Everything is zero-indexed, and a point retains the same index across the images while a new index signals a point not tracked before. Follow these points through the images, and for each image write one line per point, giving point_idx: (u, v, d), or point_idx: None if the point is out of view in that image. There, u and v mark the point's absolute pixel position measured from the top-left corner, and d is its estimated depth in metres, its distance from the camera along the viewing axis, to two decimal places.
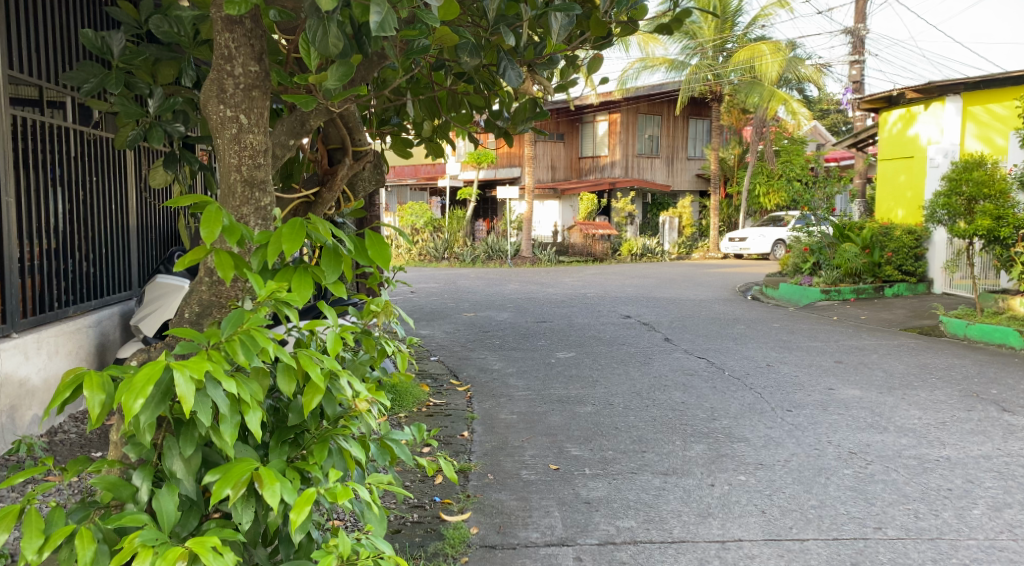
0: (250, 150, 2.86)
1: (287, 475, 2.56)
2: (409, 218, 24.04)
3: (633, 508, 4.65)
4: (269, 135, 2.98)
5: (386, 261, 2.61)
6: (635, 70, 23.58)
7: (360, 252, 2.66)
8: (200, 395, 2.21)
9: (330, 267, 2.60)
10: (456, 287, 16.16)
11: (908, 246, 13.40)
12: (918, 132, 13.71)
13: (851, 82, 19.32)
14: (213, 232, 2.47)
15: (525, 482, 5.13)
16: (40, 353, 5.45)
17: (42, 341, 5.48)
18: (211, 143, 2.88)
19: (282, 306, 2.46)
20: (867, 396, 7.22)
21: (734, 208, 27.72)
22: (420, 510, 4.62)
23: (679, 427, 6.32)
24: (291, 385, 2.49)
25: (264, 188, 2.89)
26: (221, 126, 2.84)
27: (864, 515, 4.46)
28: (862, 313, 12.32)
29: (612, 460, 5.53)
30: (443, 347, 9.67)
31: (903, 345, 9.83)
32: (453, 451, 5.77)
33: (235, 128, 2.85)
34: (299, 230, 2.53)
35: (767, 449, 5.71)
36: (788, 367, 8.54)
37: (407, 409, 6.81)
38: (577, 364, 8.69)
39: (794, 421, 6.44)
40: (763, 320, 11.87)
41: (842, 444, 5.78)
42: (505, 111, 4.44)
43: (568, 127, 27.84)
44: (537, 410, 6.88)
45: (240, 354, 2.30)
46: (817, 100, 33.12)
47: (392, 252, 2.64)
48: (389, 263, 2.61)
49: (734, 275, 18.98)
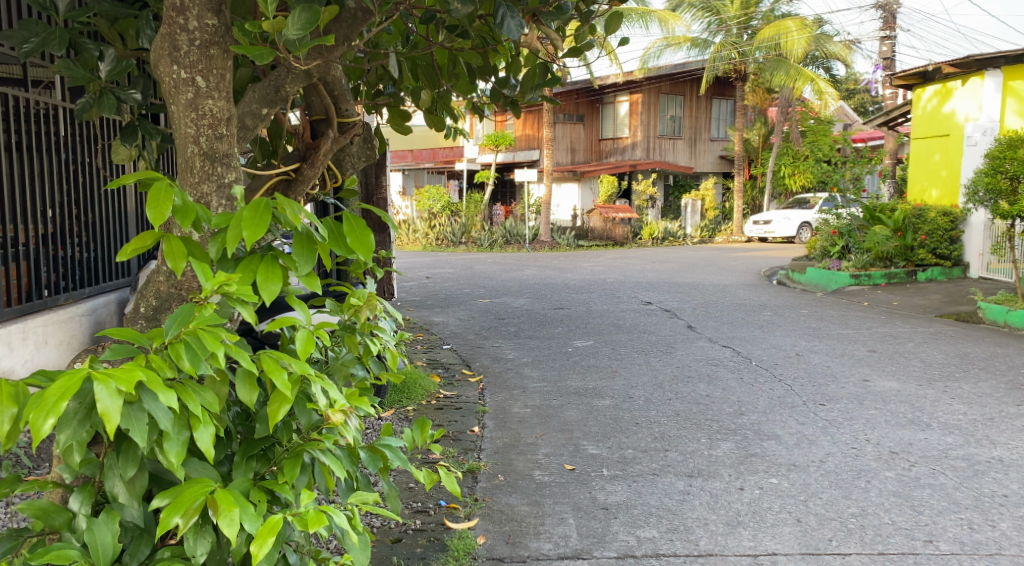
0: (210, 119, 2.53)
1: (252, 497, 2.18)
2: (427, 202, 23.76)
3: (655, 515, 4.26)
4: (234, 101, 2.64)
5: (367, 249, 2.20)
6: (658, 49, 22.97)
7: (336, 237, 2.25)
8: (134, 409, 1.81)
9: (300, 257, 2.19)
10: (473, 272, 15.80)
11: (943, 228, 12.79)
12: (954, 108, 13.20)
13: (881, 58, 18.70)
14: (159, 215, 2.05)
15: (538, 484, 4.75)
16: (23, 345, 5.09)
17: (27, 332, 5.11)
18: (165, 110, 2.55)
19: (237, 304, 2.05)
20: (906, 389, 6.77)
21: (758, 190, 27.11)
22: (423, 516, 4.26)
23: (704, 422, 5.91)
24: (252, 395, 2.10)
25: (229, 161, 2.57)
26: (175, 89, 2.51)
27: (912, 526, 4.05)
28: (894, 298, 11.82)
29: (633, 459, 5.14)
30: (456, 335, 9.31)
31: (940, 333, 9.34)
32: (462, 448, 5.39)
33: (192, 92, 2.51)
34: (264, 212, 2.11)
35: (800, 448, 5.30)
36: (818, 357, 8.10)
37: (416, 402, 6.45)
38: (596, 354, 8.30)
39: (828, 417, 6.00)
40: (791, 306, 11.42)
41: (882, 443, 5.35)
42: (512, 76, 4.02)
43: (588, 108, 27.31)
44: (552, 403, 6.50)
45: (184, 361, 1.88)
46: (846, 79, 32.31)
47: (374, 238, 2.22)
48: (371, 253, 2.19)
49: (758, 260, 18.47)
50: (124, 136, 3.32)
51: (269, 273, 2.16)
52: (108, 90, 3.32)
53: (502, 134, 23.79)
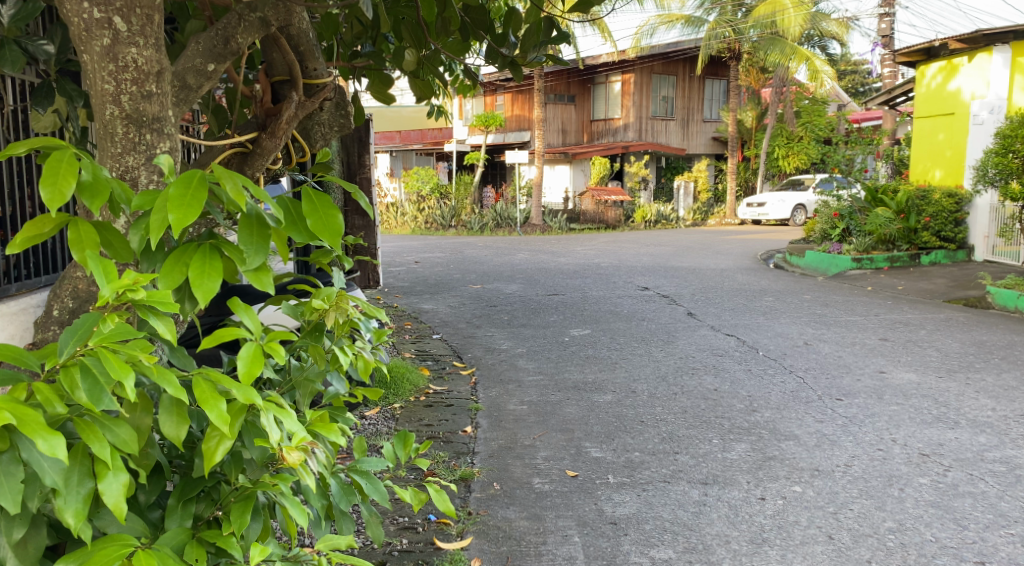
0: (134, 72, 2.05)
1: (188, 556, 1.70)
2: (415, 184, 23.30)
3: (670, 531, 3.82)
4: (163, 50, 2.14)
5: (332, 233, 1.70)
6: (651, 27, 22.49)
7: (294, 221, 1.76)
8: (4, 461, 1.36)
9: (247, 247, 1.71)
10: (463, 257, 15.31)
11: (947, 210, 12.32)
12: (959, 86, 12.71)
13: (880, 36, 18.24)
14: (57, 192, 1.54)
15: (538, 494, 4.29)
16: (15, 325, 4.14)
17: (24, 313, 4.21)
18: (76, 60, 2.07)
19: (154, 314, 1.55)
20: (926, 381, 6.33)
21: (751, 171, 26.64)
22: (410, 534, 3.79)
23: (714, 420, 5.47)
24: (180, 430, 1.63)
25: (164, 126, 2.13)
26: (87, 34, 2.02)
27: (958, 544, 3.63)
28: (899, 282, 11.40)
29: (640, 464, 4.69)
30: (447, 324, 8.83)
31: (951, 320, 8.91)
32: (453, 452, 4.94)
33: (109, 37, 2.03)
34: (197, 187, 1.61)
35: (822, 450, 4.85)
36: (828, 346, 7.65)
37: (403, 398, 6.00)
38: (594, 343, 7.83)
39: (846, 413, 5.56)
40: (793, 291, 10.98)
41: (909, 443, 4.91)
42: (511, 32, 3.49)
43: (579, 88, 26.80)
44: (550, 398, 6.04)
45: (80, 391, 1.39)
46: (843, 58, 31.75)
47: (342, 220, 1.73)
48: (339, 239, 1.70)
49: (755, 243, 18.03)
50: (39, 99, 2.84)
51: (203, 269, 1.68)
52: (13, 40, 2.84)
53: (493, 115, 23.26)
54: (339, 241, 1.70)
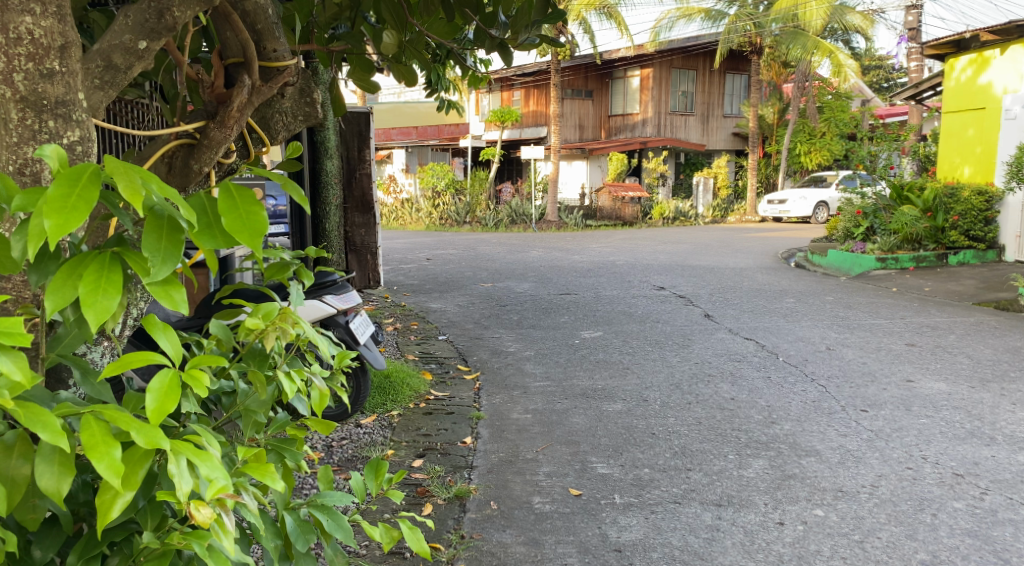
0: (31, 46, 1.62)
1: None
2: (430, 179, 22.76)
3: (679, 562, 3.50)
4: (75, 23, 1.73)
5: (255, 231, 1.46)
6: (670, 20, 22.10)
7: (206, 225, 1.51)
8: None
9: (153, 253, 1.42)
10: (476, 254, 14.98)
11: (977, 209, 11.73)
12: (991, 80, 12.29)
13: (907, 28, 17.78)
14: None
15: (538, 515, 3.98)
16: None
17: None
18: None
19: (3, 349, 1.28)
20: (957, 391, 5.94)
21: (773, 168, 26.20)
22: (397, 560, 3.50)
23: (731, 433, 5.13)
24: (63, 482, 1.33)
25: (74, 110, 1.69)
26: None
27: None
28: (926, 283, 10.98)
29: (650, 482, 4.36)
30: (454, 324, 8.52)
31: (982, 324, 8.49)
32: (450, 466, 4.63)
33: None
34: (86, 182, 1.34)
35: (845, 468, 4.50)
36: (851, 351, 7.28)
37: (402, 405, 5.69)
38: (605, 347, 7.49)
39: (872, 427, 5.19)
40: (815, 292, 10.59)
41: (942, 462, 4.53)
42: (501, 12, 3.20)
43: (597, 83, 26.41)
44: (556, 407, 5.71)
45: None
46: (867, 53, 31.20)
47: (267, 215, 1.49)
48: (263, 237, 1.46)
49: (775, 241, 17.57)
50: None
51: (100, 282, 1.40)
52: None
53: (509, 110, 22.88)
54: (261, 241, 1.46)
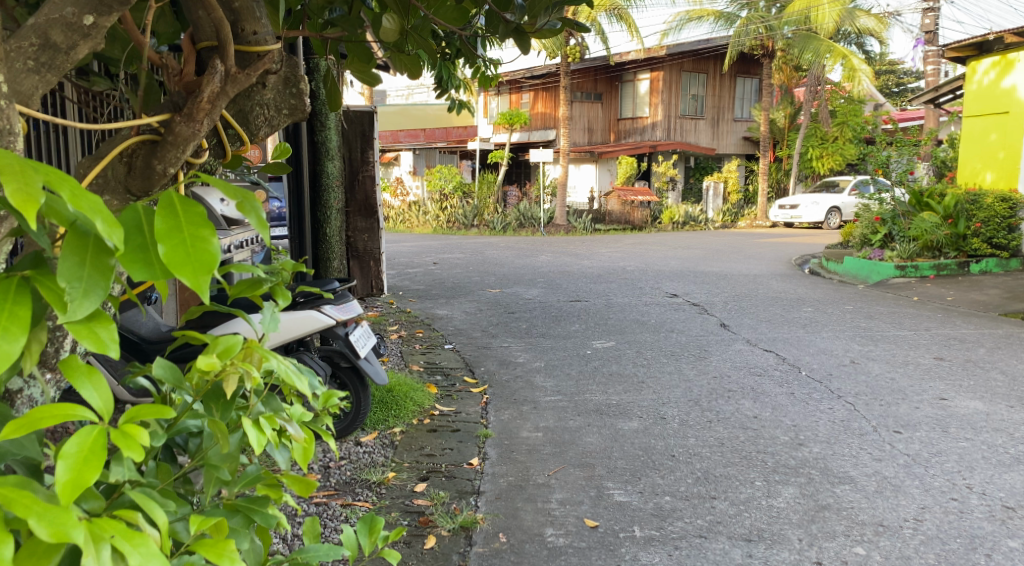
0: None
1: None
2: (437, 182, 22.51)
3: None
4: None
5: (203, 264, 1.18)
6: (680, 22, 21.79)
7: (140, 250, 1.20)
8: None
9: (72, 285, 1.12)
10: (483, 258, 14.63)
11: (1000, 216, 11.48)
12: (1014, 83, 11.91)
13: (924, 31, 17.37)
14: None
15: (550, 549, 3.64)
16: None
17: None
18: None
19: None
20: (996, 412, 5.58)
21: (783, 173, 25.81)
22: None
23: (757, 456, 4.77)
24: None
25: None
26: None
27: None
28: (949, 292, 10.59)
29: (672, 512, 4.02)
30: (459, 332, 8.18)
31: (1011, 337, 8.11)
32: (455, 491, 4.29)
33: None
34: None
35: (885, 498, 4.14)
36: (878, 366, 6.91)
37: (405, 421, 5.36)
38: (618, 358, 7.14)
39: (909, 451, 4.84)
40: (834, 301, 10.22)
41: (989, 493, 4.17)
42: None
43: (606, 86, 26.06)
44: (568, 425, 5.37)
45: None
46: (879, 56, 30.79)
47: (219, 244, 1.21)
48: (212, 273, 1.18)
49: (789, 246, 17.16)
50: None
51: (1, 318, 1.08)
52: None
53: (518, 112, 22.54)
54: (209, 276, 1.17)
